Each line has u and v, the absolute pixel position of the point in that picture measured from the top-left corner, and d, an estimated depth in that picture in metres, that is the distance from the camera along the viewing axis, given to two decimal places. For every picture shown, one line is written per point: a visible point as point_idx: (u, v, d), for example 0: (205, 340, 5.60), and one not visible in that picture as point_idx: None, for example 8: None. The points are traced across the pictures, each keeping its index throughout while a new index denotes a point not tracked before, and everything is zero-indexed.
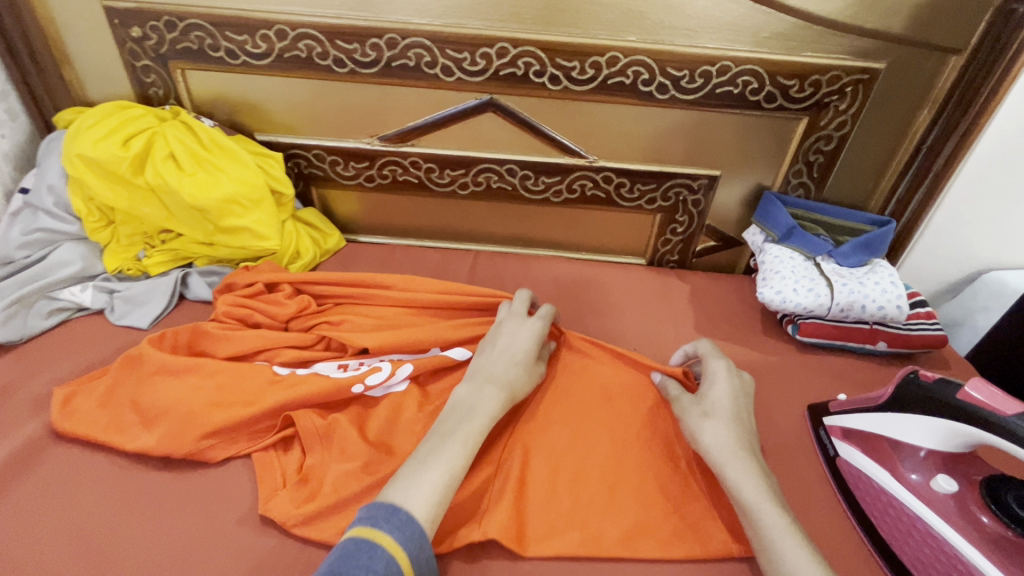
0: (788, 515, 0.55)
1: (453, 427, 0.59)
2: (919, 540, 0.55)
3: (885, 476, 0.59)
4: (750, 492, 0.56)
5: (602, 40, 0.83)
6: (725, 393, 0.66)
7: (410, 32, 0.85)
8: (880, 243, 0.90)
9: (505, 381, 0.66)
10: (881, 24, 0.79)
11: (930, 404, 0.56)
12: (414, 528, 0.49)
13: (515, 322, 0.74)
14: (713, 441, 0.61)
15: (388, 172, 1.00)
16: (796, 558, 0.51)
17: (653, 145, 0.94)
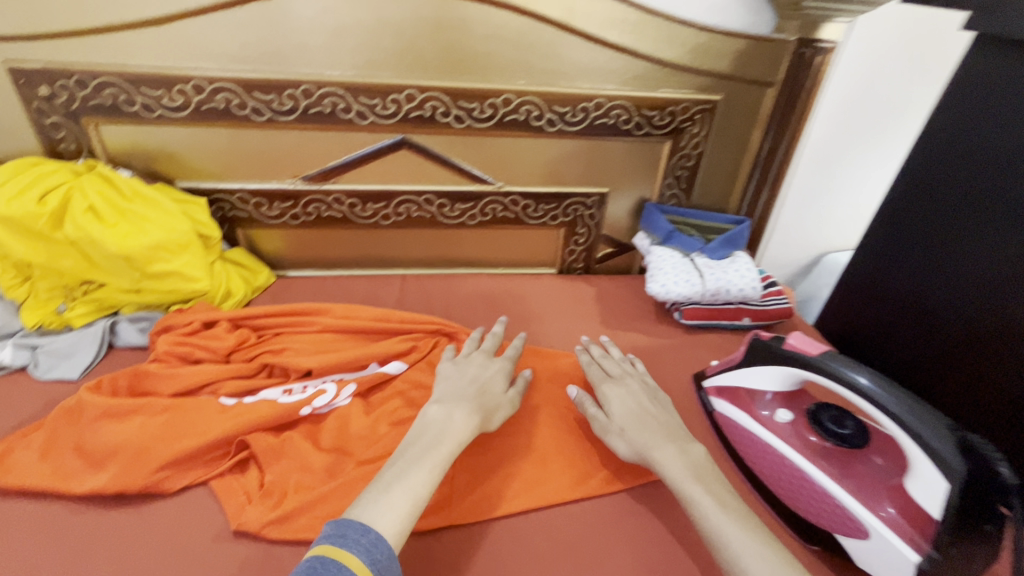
0: (712, 482, 0.63)
1: (415, 455, 0.62)
2: (770, 461, 0.71)
3: (745, 416, 0.76)
4: (674, 472, 0.64)
5: (496, 84, 0.97)
6: (634, 399, 0.76)
7: (324, 83, 0.94)
8: (740, 239, 1.11)
9: (475, 406, 0.71)
10: (714, 65, 1.00)
11: (769, 357, 0.73)
12: (381, 547, 0.52)
13: (483, 360, 0.81)
14: (633, 439, 0.70)
15: (313, 210, 1.07)
16: (716, 521, 0.58)
17: (550, 170, 1.09)
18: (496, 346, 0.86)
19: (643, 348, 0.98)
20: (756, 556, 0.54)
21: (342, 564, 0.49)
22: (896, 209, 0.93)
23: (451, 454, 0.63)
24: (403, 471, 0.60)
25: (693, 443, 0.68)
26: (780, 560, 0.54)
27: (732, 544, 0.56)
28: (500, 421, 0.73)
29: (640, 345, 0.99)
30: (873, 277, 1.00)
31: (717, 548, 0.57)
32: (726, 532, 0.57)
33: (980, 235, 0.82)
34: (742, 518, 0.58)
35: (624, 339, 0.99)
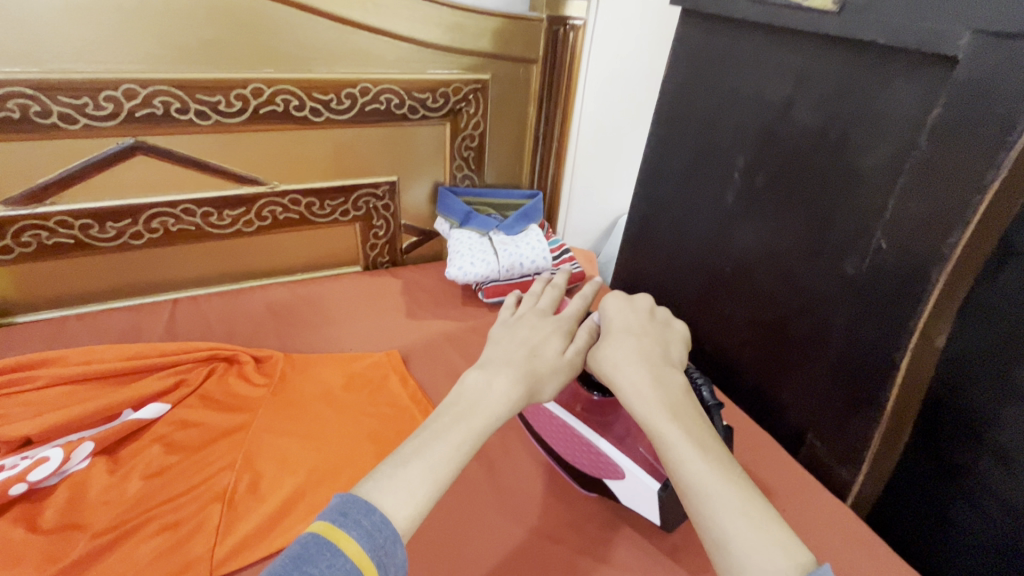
0: (693, 422, 0.51)
1: (445, 427, 0.49)
2: (549, 425, 0.69)
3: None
4: (647, 405, 0.52)
5: (238, 74, 0.87)
6: (631, 319, 0.62)
7: (1, 82, 0.76)
8: (534, 212, 1.15)
9: (522, 372, 0.54)
10: (477, 44, 1.01)
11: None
12: (386, 532, 0.41)
13: (538, 317, 0.63)
14: (610, 363, 0.56)
15: (30, 238, 0.88)
16: (692, 467, 0.47)
17: (329, 162, 1.02)
18: (555, 300, 0.66)
19: (447, 334, 0.97)
20: (724, 499, 0.45)
21: (337, 547, 0.39)
22: (663, 166, 0.96)
23: (482, 435, 0.49)
24: (426, 444, 0.47)
25: (676, 371, 0.56)
26: (759, 513, 0.45)
27: (710, 495, 0.46)
28: (554, 391, 0.56)
29: (444, 331, 0.98)
30: (641, 236, 1.05)
31: (685, 495, 0.47)
32: (696, 475, 0.47)
33: (706, 187, 0.88)
34: (719, 462, 0.48)
35: (428, 328, 0.98)
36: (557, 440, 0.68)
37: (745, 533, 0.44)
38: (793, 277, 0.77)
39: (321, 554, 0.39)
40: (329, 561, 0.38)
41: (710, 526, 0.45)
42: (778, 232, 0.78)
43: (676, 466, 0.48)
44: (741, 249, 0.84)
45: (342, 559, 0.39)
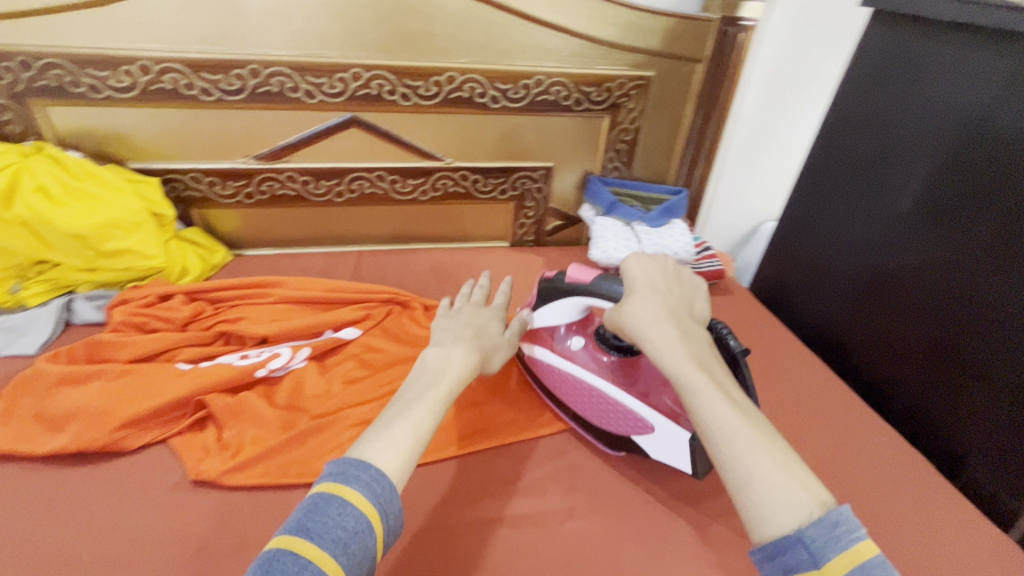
0: (716, 373, 0.58)
1: (416, 392, 0.59)
2: (574, 387, 0.77)
3: (547, 352, 0.80)
4: (675, 357, 0.58)
5: (439, 62, 1.02)
6: (658, 279, 0.68)
7: (271, 62, 0.96)
8: (678, 208, 1.18)
9: (474, 346, 0.69)
10: (646, 43, 1.06)
11: (554, 293, 0.76)
12: (384, 484, 0.48)
13: (475, 309, 0.79)
14: (642, 317, 0.63)
15: (267, 188, 1.10)
16: (717, 413, 0.54)
17: (497, 145, 1.14)
18: (484, 295, 0.83)
19: None
20: (752, 444, 0.51)
21: (343, 499, 0.46)
22: (821, 172, 0.96)
23: (451, 390, 0.61)
24: (402, 409, 0.56)
25: (700, 332, 0.63)
26: (782, 455, 0.51)
27: (733, 436, 0.52)
28: (497, 361, 0.74)
29: None
30: (789, 243, 1.06)
31: (710, 437, 0.53)
32: (720, 418, 0.54)
33: (870, 194, 0.87)
34: (741, 409, 0.54)
35: None
36: (586, 404, 0.76)
37: (769, 468, 0.50)
38: (963, 295, 0.74)
39: (330, 507, 0.45)
40: (339, 510, 0.45)
41: (734, 464, 0.51)
42: (947, 246, 0.76)
43: (703, 413, 0.54)
44: (904, 260, 0.82)
45: (349, 509, 0.45)
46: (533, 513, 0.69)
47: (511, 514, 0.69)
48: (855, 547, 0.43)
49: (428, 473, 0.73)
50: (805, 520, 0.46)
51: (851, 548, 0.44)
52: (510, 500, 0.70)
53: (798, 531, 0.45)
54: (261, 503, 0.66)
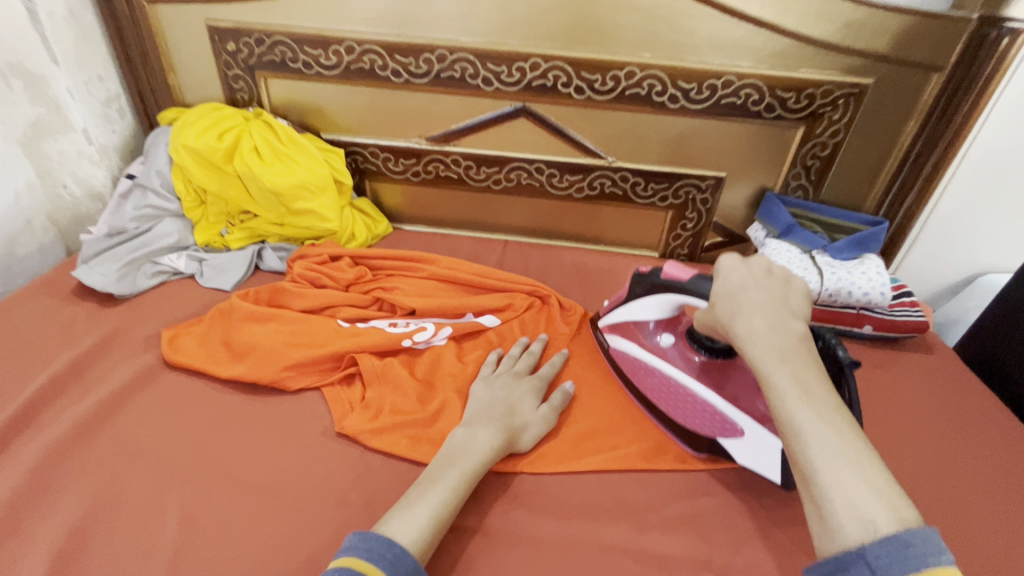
0: (805, 365, 0.51)
1: (440, 473, 0.63)
2: (658, 383, 0.76)
3: (636, 347, 0.78)
4: (757, 348, 0.53)
5: (620, 56, 0.97)
6: (740, 265, 0.61)
7: (457, 49, 1.00)
8: (873, 241, 1.00)
9: (501, 428, 0.69)
10: (869, 45, 0.91)
11: (650, 287, 0.74)
12: (407, 562, 0.51)
13: (512, 379, 0.78)
14: (725, 309, 0.59)
15: (432, 169, 1.15)
16: (793, 407, 0.48)
17: (668, 148, 1.06)
18: (530, 363, 0.81)
19: None
20: (825, 447, 0.46)
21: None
22: None
23: (472, 476, 0.63)
24: (426, 488, 0.61)
25: (798, 323, 0.55)
26: (860, 457, 0.45)
27: (806, 435, 0.47)
28: (530, 438, 0.71)
29: None
30: None
31: (785, 433, 0.49)
32: (799, 417, 0.48)
33: None
34: (826, 408, 0.48)
35: None
36: (673, 403, 0.74)
37: (840, 473, 0.44)
38: None
39: None
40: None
41: (802, 465, 0.46)
42: None
43: (781, 410, 0.49)
44: None
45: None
46: (662, 553, 0.63)
47: (641, 548, 0.63)
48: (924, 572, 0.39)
49: (553, 481, 0.69)
50: (869, 537, 0.41)
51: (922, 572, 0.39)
52: (638, 532, 0.65)
53: (860, 548, 0.41)
54: (393, 470, 0.68)
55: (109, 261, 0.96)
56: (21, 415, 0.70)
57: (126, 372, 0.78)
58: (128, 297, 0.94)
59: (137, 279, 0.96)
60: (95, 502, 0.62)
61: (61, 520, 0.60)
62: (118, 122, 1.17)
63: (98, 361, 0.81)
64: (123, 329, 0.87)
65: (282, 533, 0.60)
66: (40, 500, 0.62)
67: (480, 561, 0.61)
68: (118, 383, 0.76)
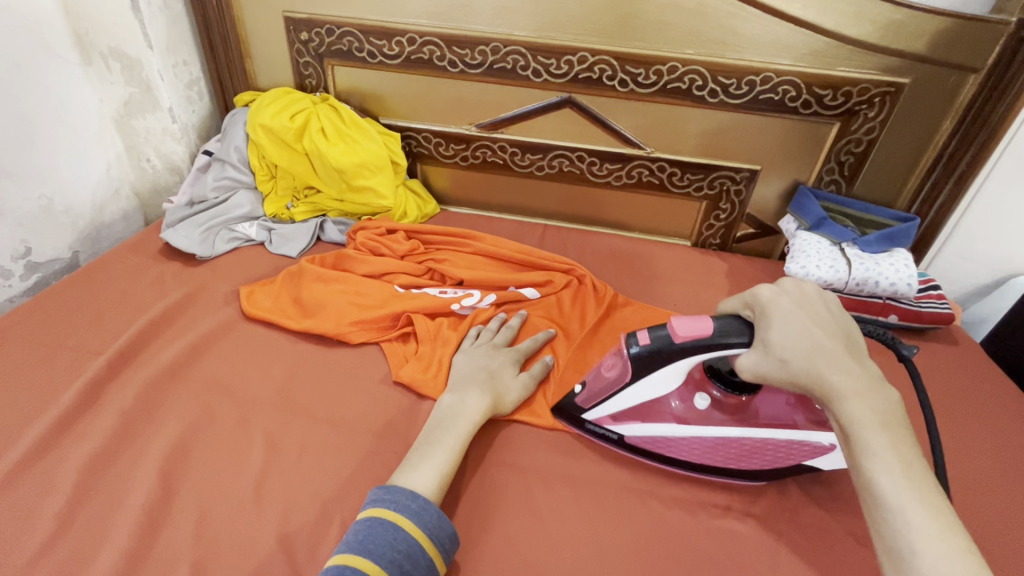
0: (899, 433, 0.51)
1: (436, 436, 0.67)
2: (709, 446, 0.69)
3: (659, 429, 0.70)
4: (855, 412, 0.52)
5: (664, 51, 1.03)
6: (802, 309, 0.58)
7: (511, 42, 1.07)
8: (903, 236, 1.03)
9: (487, 391, 0.74)
10: (906, 45, 0.95)
11: (657, 360, 0.64)
12: (429, 510, 0.58)
13: (491, 349, 0.83)
14: (807, 360, 0.54)
15: (480, 154, 1.23)
16: (892, 481, 0.48)
17: (704, 140, 1.11)
18: (510, 337, 0.86)
19: None
20: (939, 532, 0.46)
21: (397, 525, 0.56)
22: None
23: (466, 434, 0.68)
24: (427, 451, 0.65)
25: (875, 374, 0.55)
26: (955, 533, 0.46)
27: (907, 513, 0.47)
28: (513, 401, 0.76)
29: None
30: None
31: (874, 503, 0.49)
32: (898, 491, 0.48)
33: None
34: (926, 482, 0.48)
35: None
36: (719, 455, 0.69)
37: (949, 562, 0.45)
38: None
39: (388, 531, 0.55)
40: (393, 534, 0.55)
41: (902, 543, 0.46)
42: None
43: (874, 482, 0.49)
44: None
45: (402, 534, 0.55)
46: (686, 498, 0.70)
47: (666, 493, 0.70)
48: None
49: (585, 436, 0.76)
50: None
51: None
52: (664, 480, 0.71)
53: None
54: None
55: (192, 226, 1.07)
56: (127, 350, 0.81)
57: (211, 321, 0.88)
58: (207, 259, 1.05)
59: (215, 243, 1.06)
60: (194, 423, 0.72)
61: (167, 435, 0.70)
62: (198, 104, 1.29)
63: (187, 310, 0.92)
64: (205, 285, 0.98)
65: (351, 458, 0.70)
66: (147, 418, 0.73)
67: (522, 493, 0.69)
68: (206, 328, 0.86)
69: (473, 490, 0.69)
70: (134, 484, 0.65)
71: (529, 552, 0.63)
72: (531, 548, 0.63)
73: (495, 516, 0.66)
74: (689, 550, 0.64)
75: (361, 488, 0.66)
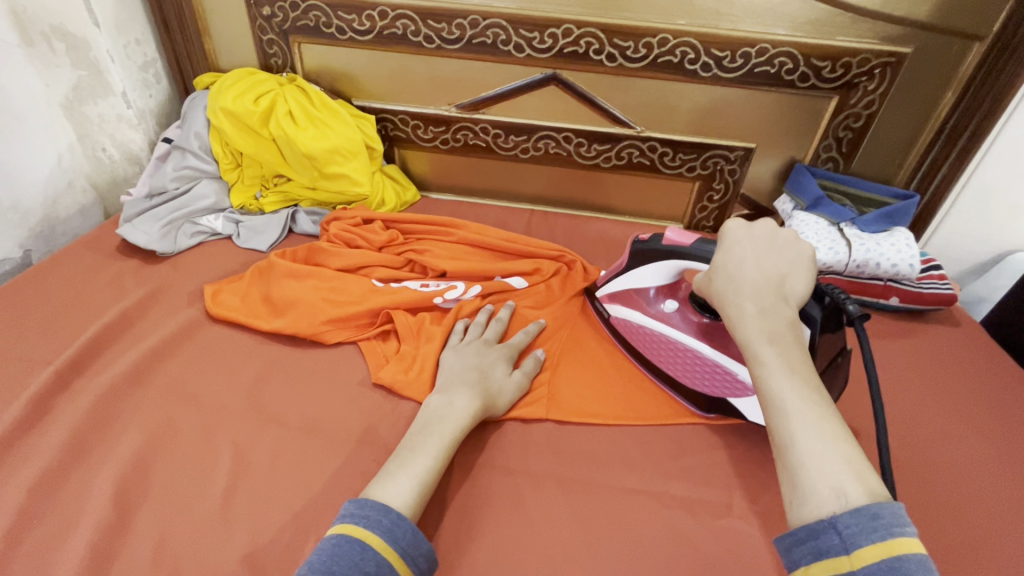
0: (790, 349, 0.53)
1: (420, 441, 0.62)
2: (670, 353, 0.76)
3: (638, 314, 0.79)
4: (747, 329, 0.55)
5: (654, 22, 0.96)
6: (746, 246, 0.61)
7: (490, 14, 1.00)
8: (903, 214, 1.00)
9: (477, 391, 0.69)
10: (908, 12, 0.89)
11: (649, 256, 0.75)
12: (403, 525, 0.52)
13: (481, 345, 0.77)
14: (723, 286, 0.60)
15: (461, 136, 1.16)
16: (775, 383, 0.50)
17: (696, 118, 1.06)
18: (498, 330, 0.81)
19: None
20: (805, 424, 0.47)
21: (366, 543, 0.49)
22: None
23: (452, 439, 0.63)
24: (408, 458, 0.60)
25: (788, 306, 0.57)
26: (835, 435, 0.46)
27: (788, 409, 0.48)
28: (506, 402, 0.71)
29: None
30: None
31: (764, 409, 0.50)
32: (779, 392, 0.49)
33: None
34: (807, 386, 0.49)
35: None
36: (672, 363, 0.76)
37: (817, 448, 0.45)
38: None
39: (354, 551, 0.49)
40: (360, 554, 0.48)
41: (778, 437, 0.48)
42: None
43: (761, 387, 0.51)
44: None
45: (371, 553, 0.49)
46: (688, 498, 0.65)
47: (668, 493, 0.66)
48: (892, 542, 0.39)
49: (579, 436, 0.72)
50: (841, 507, 0.42)
51: (886, 540, 0.39)
52: (665, 479, 0.67)
53: (831, 516, 0.42)
54: None
55: (151, 220, 0.99)
56: (79, 359, 0.74)
57: (172, 323, 0.81)
58: (169, 255, 0.97)
59: (178, 238, 0.99)
60: (153, 438, 0.66)
61: (123, 452, 0.64)
62: (155, 87, 1.19)
63: (147, 311, 0.85)
64: (167, 283, 0.91)
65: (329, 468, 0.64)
66: (100, 434, 0.66)
67: (516, 500, 0.64)
68: (166, 332, 0.79)
69: (460, 500, 0.64)
70: (88, 508, 0.59)
71: (523, 566, 0.58)
72: (526, 560, 0.59)
73: (486, 525, 0.62)
74: (694, 556, 0.60)
75: (338, 503, 0.61)
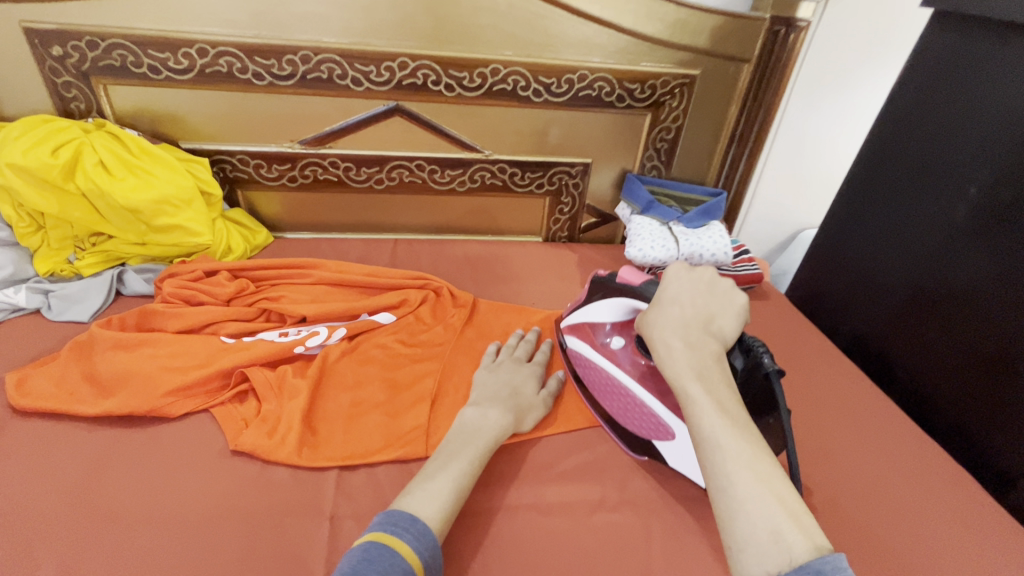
0: (718, 385, 0.55)
1: (456, 448, 0.65)
2: (612, 393, 0.76)
3: (587, 346, 0.80)
4: (676, 365, 0.57)
5: (484, 54, 1.02)
6: (681, 286, 0.66)
7: (321, 49, 0.98)
8: (717, 210, 1.16)
9: (509, 407, 0.73)
10: (692, 41, 1.05)
11: (605, 290, 0.78)
12: (428, 538, 0.54)
13: (514, 364, 0.82)
14: (655, 325, 0.63)
15: (310, 173, 1.13)
16: (709, 422, 0.51)
17: (537, 139, 1.14)
18: (529, 350, 0.86)
19: None
20: (741, 465, 0.48)
21: (394, 551, 0.50)
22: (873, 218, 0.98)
23: (486, 449, 0.66)
24: (445, 462, 0.63)
25: (712, 342, 0.60)
26: (765, 469, 0.48)
27: (721, 447, 0.50)
28: (533, 420, 0.76)
29: None
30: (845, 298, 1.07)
31: (702, 446, 0.51)
32: (716, 433, 0.51)
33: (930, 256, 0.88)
34: (736, 425, 0.51)
35: None
36: (614, 403, 0.76)
37: (750, 487, 0.47)
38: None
39: (384, 556, 0.50)
40: (392, 560, 0.49)
41: (717, 474, 0.49)
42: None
43: (697, 427, 0.52)
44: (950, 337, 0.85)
45: (399, 558, 0.50)
46: (561, 502, 0.70)
47: (543, 501, 0.70)
48: None
49: None
50: (784, 564, 0.42)
51: None
52: (539, 488, 0.71)
53: None
54: (299, 480, 0.68)
55: None
56: None
57: None
58: None
59: None
60: None
61: None
62: None
63: None
64: None
65: (185, 562, 0.58)
66: None
67: None
68: None
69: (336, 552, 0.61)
70: None
71: None
72: None
73: None
74: (570, 556, 0.64)
75: None
